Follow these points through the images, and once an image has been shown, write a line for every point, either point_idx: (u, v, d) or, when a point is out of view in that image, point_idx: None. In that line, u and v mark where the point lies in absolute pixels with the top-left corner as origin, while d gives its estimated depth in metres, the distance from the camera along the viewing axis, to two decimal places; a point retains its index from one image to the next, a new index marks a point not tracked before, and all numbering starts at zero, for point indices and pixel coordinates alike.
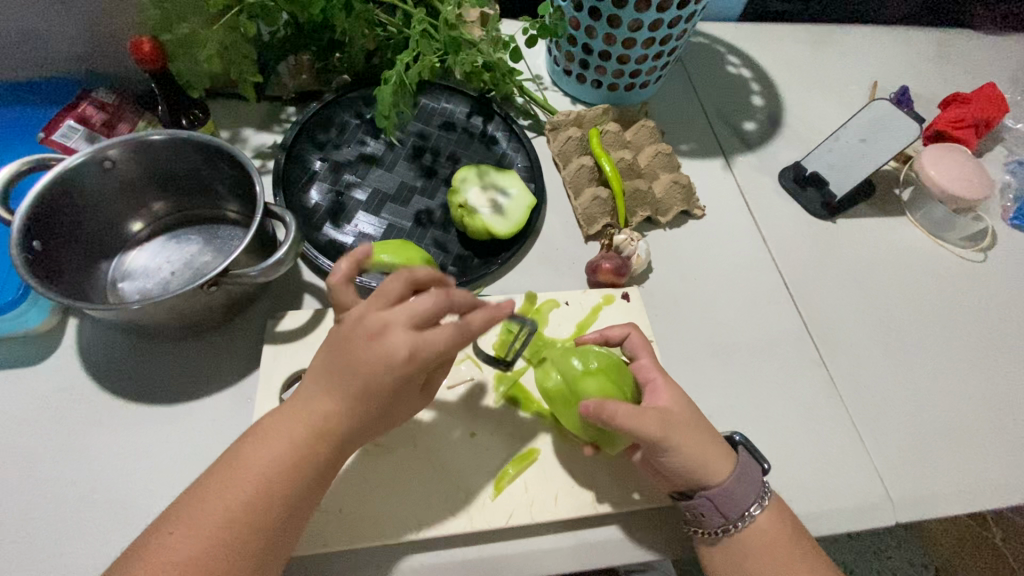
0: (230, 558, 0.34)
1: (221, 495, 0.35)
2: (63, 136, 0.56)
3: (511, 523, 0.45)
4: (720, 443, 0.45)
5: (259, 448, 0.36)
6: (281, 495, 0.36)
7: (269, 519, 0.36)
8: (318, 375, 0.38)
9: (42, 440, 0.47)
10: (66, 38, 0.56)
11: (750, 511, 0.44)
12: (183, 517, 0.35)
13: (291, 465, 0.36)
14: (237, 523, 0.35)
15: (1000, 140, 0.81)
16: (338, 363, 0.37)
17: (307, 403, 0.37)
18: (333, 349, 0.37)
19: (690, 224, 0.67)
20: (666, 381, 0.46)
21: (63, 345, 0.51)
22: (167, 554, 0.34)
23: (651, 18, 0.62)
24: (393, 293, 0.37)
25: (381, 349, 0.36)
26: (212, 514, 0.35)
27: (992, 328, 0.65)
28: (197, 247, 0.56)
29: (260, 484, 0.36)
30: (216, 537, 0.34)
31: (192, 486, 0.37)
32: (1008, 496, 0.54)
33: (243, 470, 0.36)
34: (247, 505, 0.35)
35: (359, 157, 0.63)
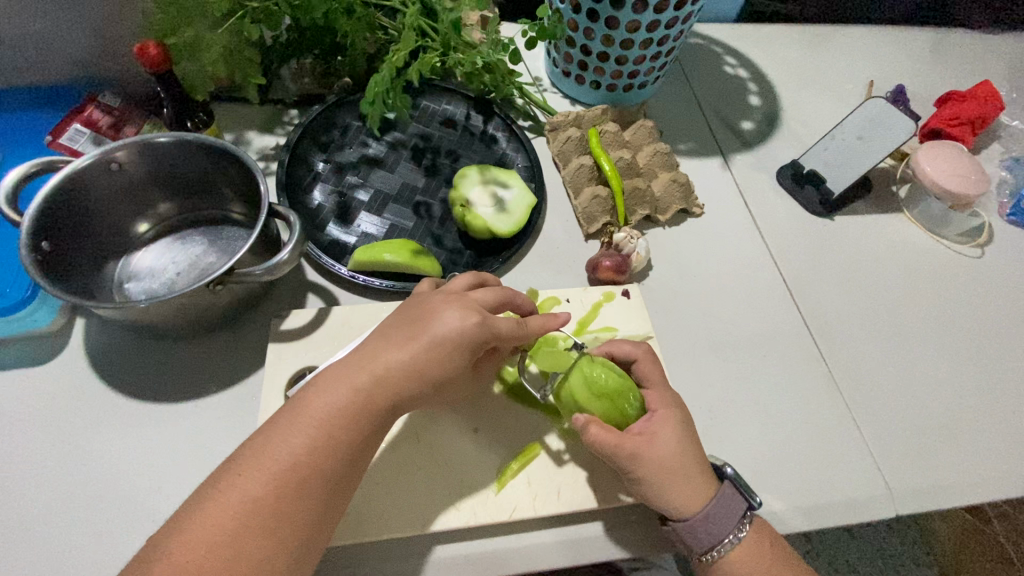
0: (297, 503, 0.35)
1: (287, 440, 0.36)
2: (70, 139, 0.57)
3: (513, 517, 0.46)
4: (705, 473, 0.45)
5: (324, 397, 0.37)
6: (341, 447, 0.37)
7: (330, 469, 0.36)
8: (385, 334, 0.41)
9: (52, 439, 0.48)
10: (73, 43, 0.57)
11: (720, 546, 0.44)
12: (251, 460, 0.35)
13: (350, 417, 0.37)
14: (304, 470, 0.35)
15: (996, 138, 0.81)
16: (409, 327, 0.40)
17: (372, 358, 0.39)
18: (404, 318, 0.42)
19: (688, 222, 0.67)
20: (669, 414, 0.46)
21: (71, 345, 0.52)
22: (239, 495, 0.34)
23: (649, 19, 0.63)
24: (460, 285, 0.45)
25: (447, 318, 0.40)
26: (280, 457, 0.35)
27: (990, 323, 0.66)
28: (202, 248, 0.56)
29: (323, 434, 0.36)
30: (283, 481, 0.35)
31: (258, 432, 0.37)
32: (1007, 488, 0.55)
33: (309, 417, 0.37)
34: (310, 452, 0.36)
35: (361, 158, 0.64)
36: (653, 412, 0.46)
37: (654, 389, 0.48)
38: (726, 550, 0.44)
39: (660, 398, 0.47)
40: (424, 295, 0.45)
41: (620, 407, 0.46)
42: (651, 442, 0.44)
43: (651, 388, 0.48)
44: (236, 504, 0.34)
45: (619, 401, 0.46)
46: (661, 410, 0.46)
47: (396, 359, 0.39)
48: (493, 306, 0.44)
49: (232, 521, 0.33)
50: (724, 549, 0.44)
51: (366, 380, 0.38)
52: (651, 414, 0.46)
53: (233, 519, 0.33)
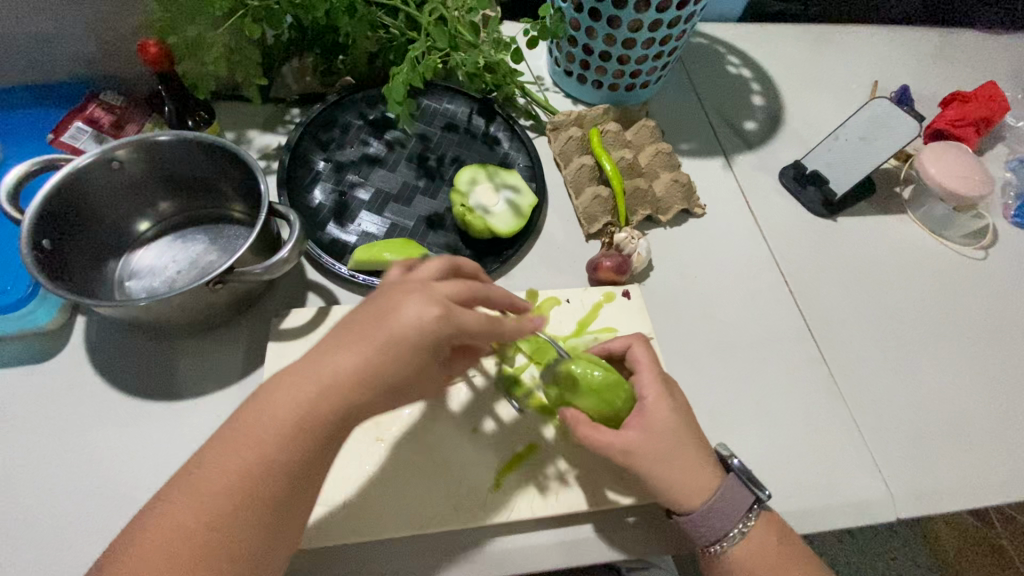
0: (239, 524, 0.33)
1: (227, 461, 0.33)
2: (72, 137, 0.58)
3: (512, 517, 0.46)
4: (704, 463, 0.45)
5: (264, 415, 0.34)
6: (285, 464, 0.34)
7: (274, 487, 0.34)
8: (336, 336, 0.36)
9: (51, 437, 0.48)
10: (74, 42, 0.57)
11: (725, 539, 0.44)
12: (187, 485, 0.33)
13: (296, 433, 0.34)
14: (245, 491, 0.33)
15: (1001, 139, 0.81)
16: (358, 326, 0.36)
17: (318, 366, 0.35)
18: (359, 314, 0.36)
19: (690, 223, 0.67)
20: (657, 401, 0.45)
21: (71, 342, 0.52)
22: (176, 524, 0.32)
23: (651, 19, 0.62)
24: (427, 273, 0.41)
25: (401, 313, 0.35)
26: (215, 482, 0.33)
27: (993, 325, 0.65)
28: (202, 246, 0.56)
29: (265, 454, 0.34)
30: (222, 505, 0.33)
31: (197, 452, 0.35)
32: (1010, 492, 0.54)
33: (247, 437, 0.34)
34: (250, 473, 0.33)
35: (361, 157, 0.64)
36: (644, 403, 0.45)
37: (645, 374, 0.47)
38: (731, 544, 0.44)
39: (649, 382, 0.46)
40: (389, 284, 0.40)
41: (609, 404, 0.46)
42: (642, 436, 0.44)
43: (641, 371, 0.47)
44: (173, 533, 0.32)
45: (608, 399, 0.46)
46: (652, 398, 0.45)
47: (342, 366, 0.34)
48: (464, 296, 0.38)
49: (170, 550, 0.32)
50: (730, 542, 0.44)
51: (311, 392, 0.34)
52: (643, 406, 0.45)
53: (168, 547, 0.32)
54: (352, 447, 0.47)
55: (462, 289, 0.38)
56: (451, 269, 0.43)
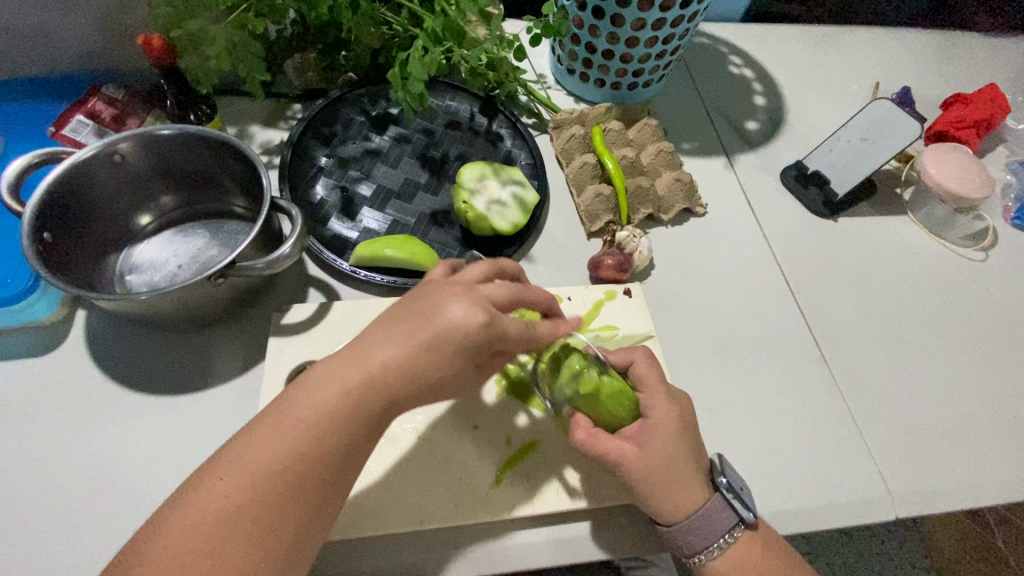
0: (282, 505, 0.34)
1: (275, 441, 0.34)
2: (73, 130, 0.57)
3: (513, 514, 0.46)
4: (693, 482, 0.44)
5: (312, 399, 0.35)
6: (327, 451, 0.35)
7: (316, 472, 0.35)
8: (386, 327, 0.37)
9: (51, 430, 0.47)
10: (76, 35, 0.57)
11: (704, 553, 0.44)
12: (231, 465, 0.34)
13: (341, 419, 0.35)
14: (288, 472, 0.34)
15: (1001, 141, 0.81)
16: (409, 320, 0.37)
17: (367, 354, 0.36)
18: (408, 309, 0.38)
19: (691, 222, 0.67)
20: (663, 419, 0.44)
21: (71, 336, 0.52)
22: (218, 500, 0.33)
23: (655, 18, 0.62)
24: (474, 274, 0.42)
25: (453, 313, 0.37)
26: (260, 461, 0.34)
27: (993, 326, 0.65)
28: (203, 241, 0.56)
29: (310, 439, 0.35)
30: (265, 486, 0.34)
31: (240, 434, 0.35)
32: (1008, 492, 0.55)
33: (295, 418, 0.35)
34: (296, 456, 0.34)
35: (364, 153, 0.64)
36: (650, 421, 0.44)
37: (649, 390, 0.45)
38: (710, 558, 0.44)
39: (652, 400, 0.45)
40: (434, 281, 0.41)
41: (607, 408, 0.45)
42: (636, 450, 0.43)
43: (644, 386, 0.46)
44: (217, 512, 0.33)
45: (606, 403, 0.45)
46: (652, 416, 0.44)
47: (392, 356, 0.36)
48: (506, 303, 0.40)
49: (212, 526, 0.32)
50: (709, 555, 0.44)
51: (359, 378, 0.36)
52: (644, 422, 0.44)
53: (214, 526, 0.32)
54: None
55: (507, 296, 0.40)
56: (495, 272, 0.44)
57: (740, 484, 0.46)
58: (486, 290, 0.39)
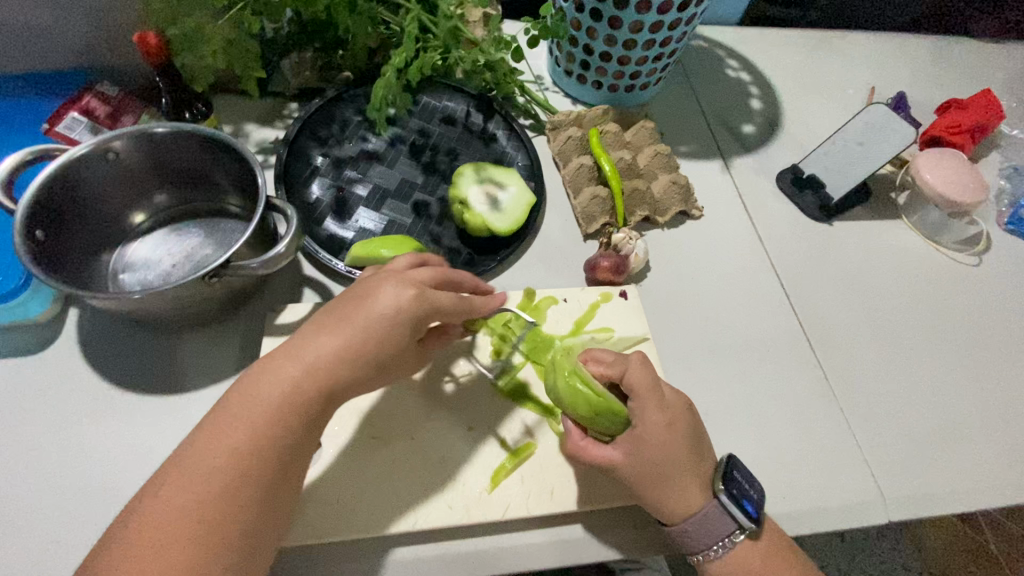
0: (231, 503, 0.34)
1: (221, 440, 0.35)
2: (67, 128, 0.57)
3: (507, 516, 0.46)
4: (692, 488, 0.44)
5: (253, 395, 0.36)
6: (271, 443, 0.36)
7: (261, 466, 0.35)
8: (321, 321, 0.39)
9: (40, 430, 0.47)
10: (70, 32, 0.57)
11: (702, 554, 0.45)
12: (177, 470, 0.34)
13: (283, 409, 0.36)
14: (235, 469, 0.35)
15: (996, 146, 0.81)
16: (340, 310, 0.39)
17: (306, 348, 0.38)
18: (342, 299, 0.40)
19: (687, 225, 0.67)
20: (654, 430, 0.44)
21: (63, 335, 0.51)
22: (165, 505, 0.33)
23: (653, 20, 0.62)
24: (399, 264, 0.44)
25: (381, 297, 0.39)
26: (207, 460, 0.34)
27: (986, 331, 0.66)
28: (198, 240, 0.56)
29: (251, 433, 0.35)
30: (214, 484, 0.34)
31: (183, 438, 0.36)
32: (999, 496, 0.55)
33: (237, 414, 0.36)
34: (243, 451, 0.35)
35: (360, 153, 0.64)
36: (641, 433, 0.44)
37: (641, 401, 0.44)
38: (708, 558, 0.45)
39: (644, 409, 0.44)
40: (365, 276, 0.44)
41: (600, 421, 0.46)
42: (626, 459, 0.44)
43: (636, 397, 0.44)
44: (164, 516, 0.33)
45: (597, 419, 0.45)
46: (642, 427, 0.44)
47: (333, 345, 0.38)
48: (435, 283, 0.43)
49: (160, 532, 0.32)
50: (705, 556, 0.45)
51: (297, 370, 0.37)
52: (633, 432, 0.44)
53: (161, 530, 0.32)
54: (346, 444, 0.47)
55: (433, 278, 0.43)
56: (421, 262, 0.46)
57: (742, 486, 0.45)
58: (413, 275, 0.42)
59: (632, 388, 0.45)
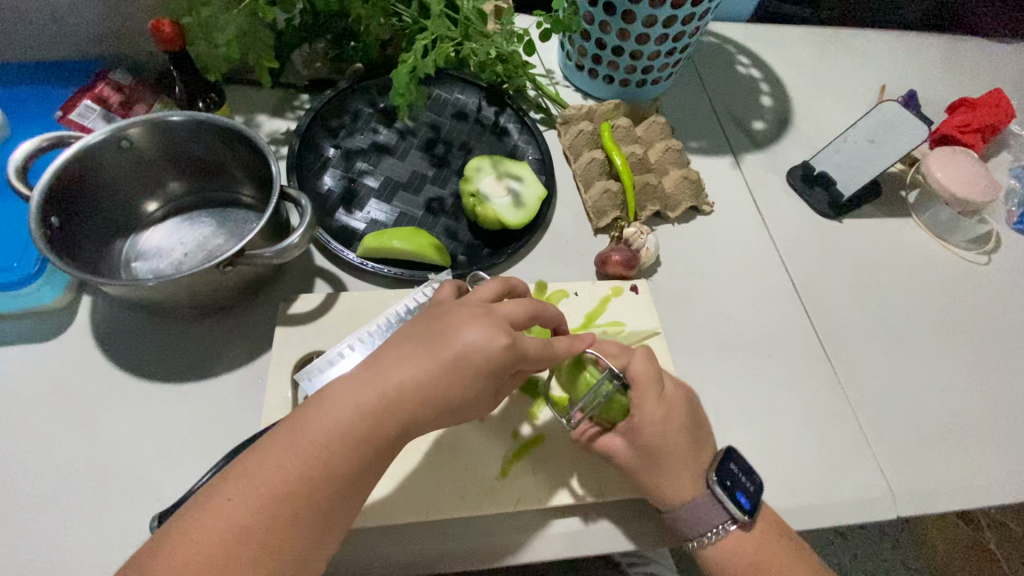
0: (288, 525, 0.33)
1: (286, 461, 0.33)
2: (80, 115, 0.57)
3: (519, 506, 0.46)
4: (686, 475, 0.44)
5: (325, 417, 0.34)
6: (336, 474, 0.34)
7: (322, 494, 0.34)
8: (402, 348, 0.36)
9: (55, 416, 0.47)
10: (84, 20, 0.57)
11: (698, 540, 0.45)
12: (242, 480, 0.33)
13: (354, 441, 0.34)
14: (296, 492, 0.33)
15: (1005, 146, 0.81)
16: (426, 342, 0.36)
17: (382, 373, 0.35)
18: (425, 330, 0.37)
19: (698, 220, 0.67)
20: (650, 418, 0.44)
21: (77, 322, 0.52)
22: (226, 517, 0.32)
23: (666, 14, 0.62)
24: (485, 295, 0.41)
25: (468, 337, 0.36)
26: (274, 475, 0.33)
27: (994, 330, 0.66)
28: (210, 230, 0.56)
29: (317, 460, 0.33)
30: (273, 505, 0.33)
31: (255, 447, 0.34)
32: (1006, 494, 0.55)
33: (308, 436, 0.34)
34: (305, 478, 0.33)
35: (371, 145, 0.64)
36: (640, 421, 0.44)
37: (638, 390, 0.45)
38: (705, 544, 0.45)
39: (641, 400, 0.44)
40: (446, 302, 0.41)
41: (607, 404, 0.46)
42: (627, 446, 0.45)
43: (635, 386, 0.45)
44: (225, 528, 0.32)
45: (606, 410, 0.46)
46: (639, 416, 0.44)
47: (410, 378, 0.35)
48: (524, 321, 0.40)
49: (219, 544, 0.31)
50: (700, 543, 0.45)
51: (372, 399, 0.34)
52: (631, 420, 0.45)
53: (222, 543, 0.31)
54: None
55: (525, 313, 0.40)
56: (505, 293, 0.43)
57: (735, 477, 0.45)
58: (503, 310, 0.39)
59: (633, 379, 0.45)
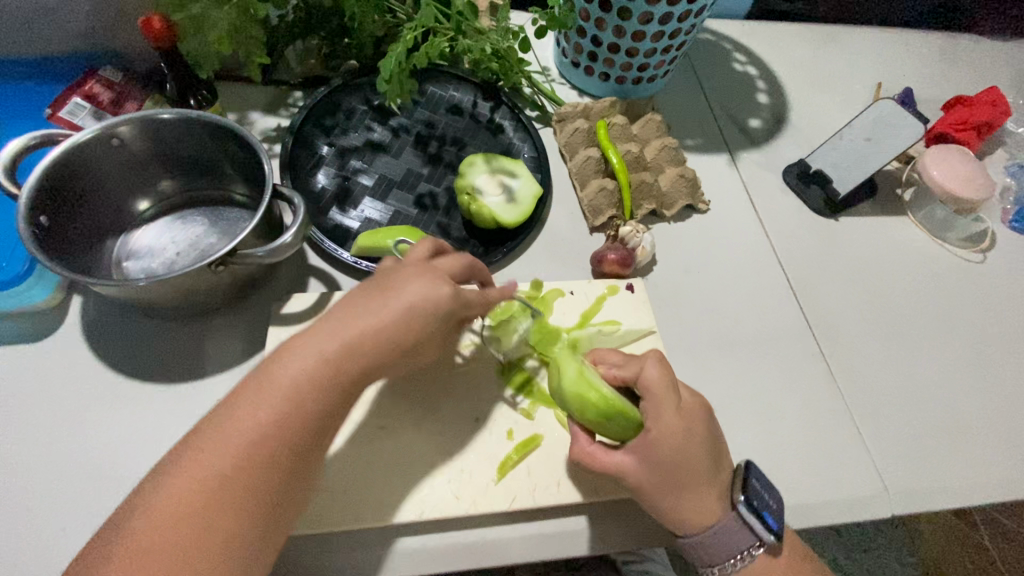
0: (258, 474, 0.33)
1: (250, 416, 0.34)
2: (69, 113, 0.56)
3: (514, 507, 0.46)
4: (705, 493, 0.43)
5: (283, 372, 0.35)
6: (302, 423, 0.34)
7: (292, 438, 0.34)
8: (340, 305, 0.38)
9: (46, 418, 0.47)
10: (72, 16, 0.56)
11: (722, 565, 0.45)
12: (206, 440, 0.33)
13: (317, 386, 0.35)
14: (263, 443, 0.33)
15: (1001, 144, 0.81)
16: (375, 295, 0.38)
17: (334, 327, 0.37)
18: (365, 290, 0.39)
19: (694, 218, 0.67)
20: (664, 432, 0.42)
21: (68, 322, 0.51)
22: (194, 474, 0.32)
23: (662, 11, 0.62)
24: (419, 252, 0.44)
25: (417, 289, 0.39)
26: (240, 431, 0.33)
27: (990, 328, 0.66)
28: (202, 228, 0.56)
29: (279, 410, 0.34)
30: (243, 456, 0.33)
31: (215, 411, 0.35)
32: (1000, 491, 0.55)
33: (268, 390, 0.34)
34: (273, 427, 0.34)
35: (365, 143, 0.63)
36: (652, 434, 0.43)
37: (653, 402, 0.43)
38: (729, 568, 0.45)
39: (658, 412, 0.43)
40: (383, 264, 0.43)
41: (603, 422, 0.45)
42: (638, 463, 0.43)
43: (649, 398, 0.43)
44: (193, 488, 0.32)
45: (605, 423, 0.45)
46: (654, 431, 0.43)
47: (364, 329, 0.37)
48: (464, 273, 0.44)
49: (190, 501, 0.31)
50: (723, 568, 0.45)
51: (332, 348, 0.36)
52: (646, 436, 0.43)
53: (194, 498, 0.32)
54: (356, 435, 0.46)
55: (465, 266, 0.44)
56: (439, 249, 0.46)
57: (761, 496, 0.45)
58: (443, 265, 0.42)
59: (647, 388, 0.44)
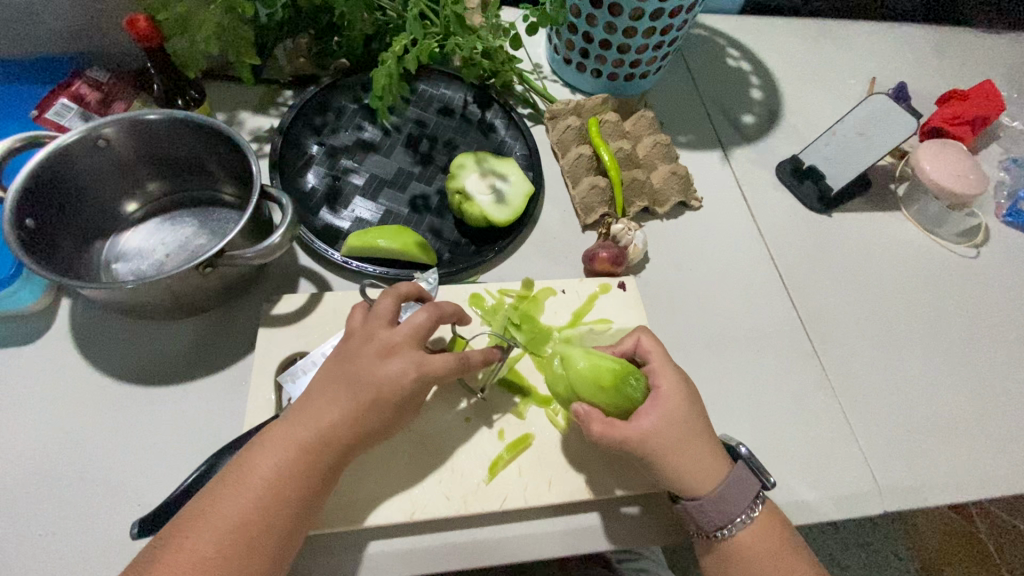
0: (244, 555, 0.36)
1: (237, 499, 0.37)
2: (57, 114, 0.56)
3: (505, 507, 0.45)
4: (708, 456, 0.44)
5: (266, 456, 0.38)
6: (285, 500, 0.37)
7: (277, 523, 0.37)
8: (325, 384, 0.41)
9: (37, 421, 0.47)
10: (60, 15, 0.56)
11: (732, 524, 0.44)
12: (200, 521, 0.36)
13: (298, 471, 0.38)
14: (249, 527, 0.36)
15: (995, 138, 0.81)
16: (347, 381, 0.40)
17: (315, 415, 0.39)
18: (338, 370, 0.41)
19: (686, 216, 0.67)
20: (672, 386, 0.45)
21: (58, 324, 0.51)
22: (188, 552, 0.35)
23: (653, 7, 0.61)
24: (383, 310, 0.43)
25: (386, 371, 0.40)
26: (230, 511, 0.36)
27: (984, 324, 0.66)
28: (192, 230, 0.55)
29: (269, 491, 0.37)
30: (233, 534, 0.36)
31: (207, 489, 0.38)
32: (993, 488, 0.55)
33: (252, 471, 0.38)
34: (261, 509, 0.37)
35: (355, 142, 0.63)
36: (658, 388, 0.45)
37: (654, 364, 0.46)
38: (737, 529, 0.44)
39: (660, 369, 0.46)
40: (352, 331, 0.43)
41: (623, 393, 0.45)
42: (658, 423, 0.43)
43: (649, 361, 0.47)
44: (188, 563, 0.35)
45: (621, 385, 0.45)
46: (664, 386, 0.45)
47: (337, 417, 0.39)
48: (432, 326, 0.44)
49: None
50: (735, 525, 0.44)
51: (309, 438, 0.39)
52: (656, 393, 0.45)
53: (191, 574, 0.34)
54: None
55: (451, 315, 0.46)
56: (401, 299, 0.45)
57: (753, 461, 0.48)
58: (401, 333, 0.42)
59: (644, 356, 0.48)
